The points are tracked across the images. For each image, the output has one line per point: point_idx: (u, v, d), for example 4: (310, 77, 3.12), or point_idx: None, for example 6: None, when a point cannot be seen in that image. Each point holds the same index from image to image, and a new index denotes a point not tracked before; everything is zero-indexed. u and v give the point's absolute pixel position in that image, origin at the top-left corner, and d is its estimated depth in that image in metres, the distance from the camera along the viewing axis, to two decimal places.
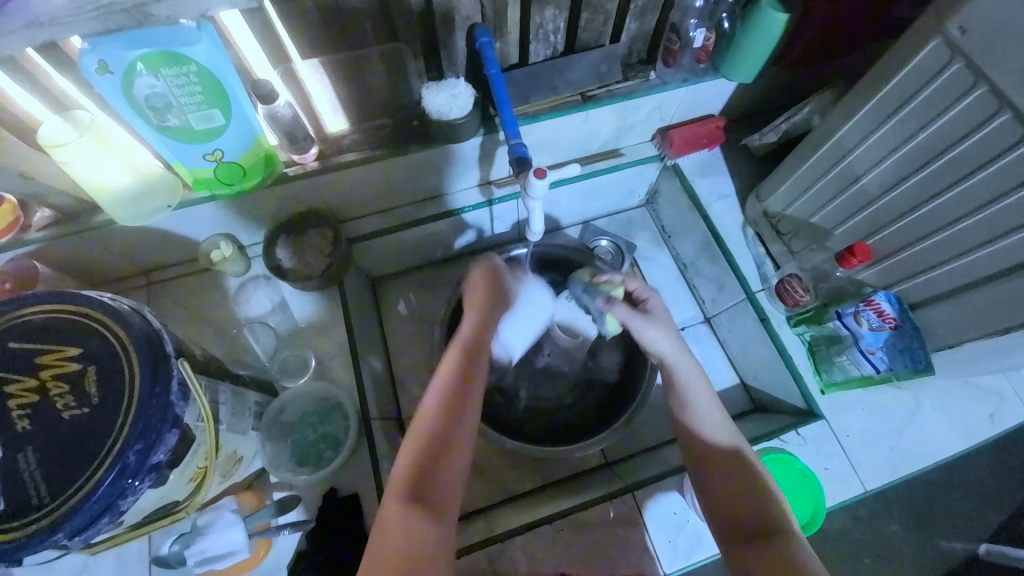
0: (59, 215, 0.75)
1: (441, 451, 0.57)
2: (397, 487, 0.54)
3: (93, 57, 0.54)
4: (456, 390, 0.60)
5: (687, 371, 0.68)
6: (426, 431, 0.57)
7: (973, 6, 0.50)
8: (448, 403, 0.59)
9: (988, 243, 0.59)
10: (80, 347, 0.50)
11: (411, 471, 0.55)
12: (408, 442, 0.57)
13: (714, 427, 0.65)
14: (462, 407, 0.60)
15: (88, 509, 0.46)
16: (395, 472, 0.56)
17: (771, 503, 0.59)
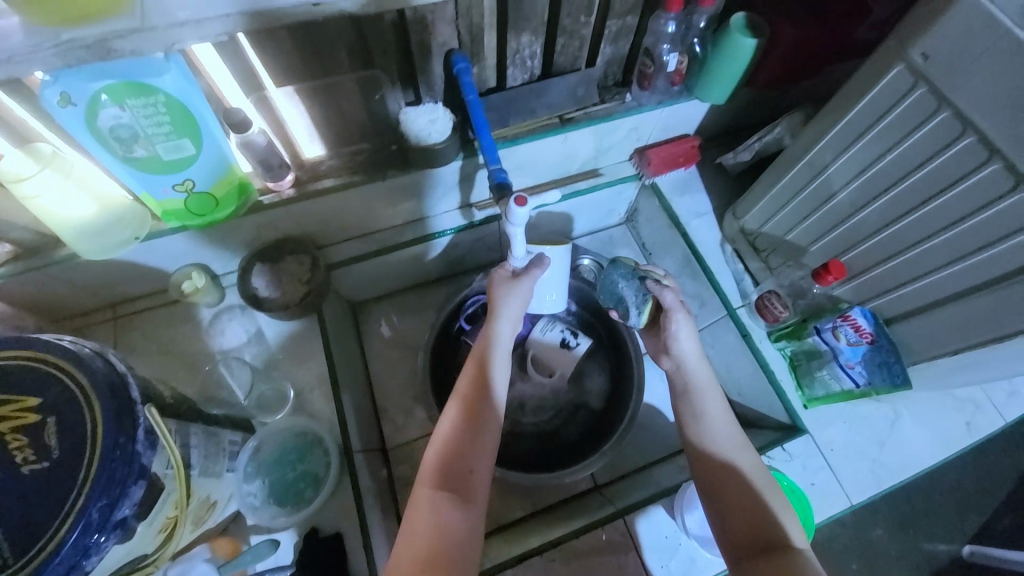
0: (18, 250, 0.71)
1: (460, 479, 0.59)
2: (418, 517, 0.55)
3: (55, 88, 0.52)
4: (471, 420, 0.63)
5: (705, 380, 0.70)
6: (445, 459, 0.60)
7: (934, 34, 0.52)
8: (465, 432, 0.62)
9: (958, 259, 0.61)
10: (39, 397, 0.47)
11: (430, 500, 0.57)
12: (426, 474, 0.60)
13: (722, 440, 0.65)
14: (478, 436, 0.62)
15: (49, 574, 0.42)
16: (414, 504, 0.57)
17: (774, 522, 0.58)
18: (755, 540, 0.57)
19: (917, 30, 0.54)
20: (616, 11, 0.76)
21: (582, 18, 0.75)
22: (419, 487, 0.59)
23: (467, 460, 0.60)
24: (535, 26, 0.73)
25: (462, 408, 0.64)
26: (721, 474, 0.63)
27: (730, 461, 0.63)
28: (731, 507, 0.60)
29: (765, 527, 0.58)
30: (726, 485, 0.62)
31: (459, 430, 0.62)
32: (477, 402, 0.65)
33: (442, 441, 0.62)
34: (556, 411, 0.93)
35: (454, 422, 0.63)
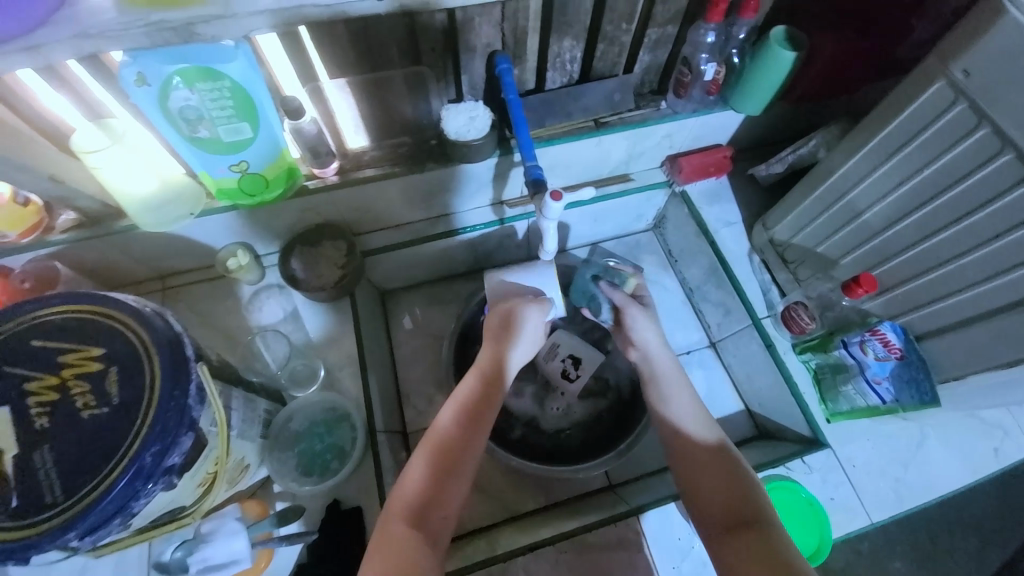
0: (83, 219, 0.76)
1: (457, 463, 0.63)
2: (409, 489, 0.61)
3: (133, 69, 0.57)
4: (475, 409, 0.66)
5: (665, 368, 0.75)
6: (444, 441, 0.64)
7: (977, 51, 0.52)
8: (467, 421, 0.65)
9: (994, 277, 0.61)
10: (103, 348, 0.50)
11: (426, 477, 0.61)
12: (425, 447, 0.64)
13: (699, 429, 0.67)
14: (477, 426, 0.65)
15: (101, 511, 0.45)
16: (408, 473, 0.62)
17: (757, 500, 0.59)
18: (732, 516, 0.58)
19: (959, 46, 0.54)
20: (657, 20, 0.78)
21: (623, 26, 0.77)
22: (416, 457, 0.63)
23: (465, 448, 0.64)
24: (577, 31, 0.76)
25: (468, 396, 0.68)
26: (698, 460, 0.64)
27: (710, 449, 0.65)
28: (704, 492, 0.62)
29: (748, 504, 0.59)
30: (700, 472, 0.63)
31: (461, 416, 0.66)
32: (480, 393, 0.68)
33: (445, 420, 0.66)
34: (572, 409, 0.94)
35: (457, 407, 0.67)
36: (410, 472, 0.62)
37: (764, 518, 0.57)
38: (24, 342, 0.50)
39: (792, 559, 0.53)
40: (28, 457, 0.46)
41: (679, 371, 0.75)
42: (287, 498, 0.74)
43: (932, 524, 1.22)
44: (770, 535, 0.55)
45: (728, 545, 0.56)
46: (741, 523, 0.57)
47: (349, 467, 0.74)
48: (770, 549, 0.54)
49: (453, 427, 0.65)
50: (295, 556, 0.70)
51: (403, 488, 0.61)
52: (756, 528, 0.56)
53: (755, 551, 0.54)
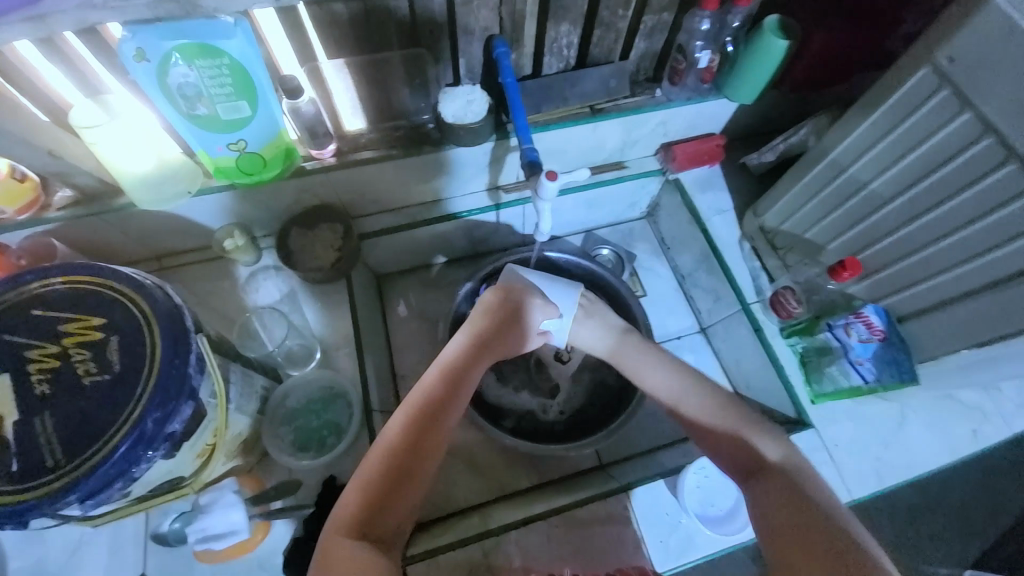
0: (79, 196, 0.76)
1: (431, 440, 0.62)
2: (377, 459, 0.59)
3: (132, 44, 0.57)
4: (460, 378, 0.66)
5: (634, 359, 0.74)
6: (422, 412, 0.62)
7: (961, 38, 0.54)
8: (450, 389, 0.65)
9: (973, 258, 0.63)
10: (104, 318, 0.51)
11: (398, 449, 0.60)
12: (402, 413, 0.62)
13: (702, 408, 0.68)
14: (461, 395, 0.65)
15: (101, 475, 0.46)
16: (380, 440, 0.60)
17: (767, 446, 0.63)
18: (747, 463, 0.63)
19: (945, 34, 0.56)
20: (652, 7, 0.79)
21: (620, 12, 0.78)
22: (392, 422, 0.62)
23: (442, 422, 0.63)
24: (575, 16, 0.77)
25: (455, 362, 0.67)
26: (708, 425, 0.67)
27: (716, 420, 0.67)
28: (721, 451, 0.66)
29: (758, 453, 0.63)
30: (713, 433, 0.66)
31: (446, 386, 0.65)
32: (468, 363, 0.68)
33: (426, 387, 0.64)
34: (565, 392, 0.96)
35: (443, 374, 0.66)
36: (382, 437, 0.61)
37: (775, 461, 0.62)
38: (26, 312, 0.51)
39: (816, 494, 0.58)
40: (30, 422, 0.47)
41: (648, 350, 0.75)
42: (284, 473, 0.75)
43: (914, 511, 1.26)
44: (787, 476, 0.60)
45: (754, 492, 0.61)
46: (759, 468, 0.62)
47: (345, 443, 0.75)
48: (790, 488, 0.59)
49: (434, 397, 0.64)
50: (292, 528, 0.72)
51: (371, 457, 0.60)
52: (772, 471, 0.61)
53: (777, 490, 0.59)
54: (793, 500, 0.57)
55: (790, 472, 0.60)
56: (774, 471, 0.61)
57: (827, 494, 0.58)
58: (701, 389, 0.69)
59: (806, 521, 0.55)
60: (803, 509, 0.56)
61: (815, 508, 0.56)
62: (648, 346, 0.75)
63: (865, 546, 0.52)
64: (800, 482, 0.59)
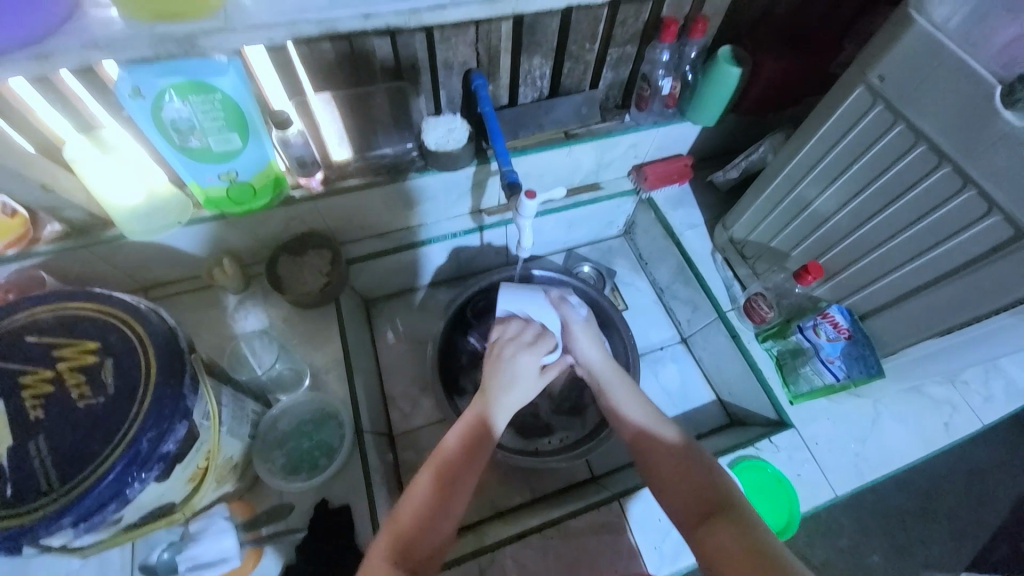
0: (68, 229, 0.78)
1: (457, 488, 0.60)
2: (407, 511, 0.58)
3: (129, 82, 0.59)
4: (480, 425, 0.64)
5: (609, 374, 0.76)
6: (449, 460, 0.62)
7: (887, 60, 0.62)
8: (472, 436, 0.64)
9: (918, 256, 0.69)
10: (99, 341, 0.52)
11: (428, 498, 0.59)
12: (432, 465, 0.62)
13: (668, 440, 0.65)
14: (481, 452, 0.63)
15: (96, 496, 0.47)
16: (410, 492, 0.60)
17: (729, 490, 0.58)
18: (704, 502, 0.58)
19: (875, 57, 0.63)
20: (617, 40, 0.86)
21: (587, 46, 0.85)
22: (423, 474, 0.61)
23: (467, 472, 0.61)
24: (546, 50, 0.83)
25: (475, 412, 0.66)
26: (668, 460, 0.63)
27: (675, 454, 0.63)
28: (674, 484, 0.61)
29: (716, 492, 0.58)
30: (671, 468, 0.62)
31: (467, 436, 0.64)
32: (488, 411, 0.66)
33: (451, 440, 0.64)
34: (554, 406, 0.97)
35: (466, 425, 0.65)
36: (413, 491, 0.60)
37: (734, 498, 0.57)
38: (20, 338, 0.52)
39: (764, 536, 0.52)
40: (23, 447, 0.48)
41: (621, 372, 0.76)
42: (276, 497, 0.75)
43: (904, 516, 1.28)
44: (741, 517, 0.55)
45: (707, 533, 0.55)
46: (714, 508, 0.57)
47: (336, 465, 0.75)
48: (743, 529, 0.53)
49: (459, 446, 0.63)
50: (284, 553, 0.71)
51: (401, 509, 0.59)
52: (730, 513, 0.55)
53: (731, 531, 0.53)
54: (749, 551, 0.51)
55: (744, 513, 0.55)
56: (729, 512, 0.56)
57: (775, 540, 0.52)
58: (669, 426, 0.67)
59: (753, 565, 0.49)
60: (752, 550, 0.51)
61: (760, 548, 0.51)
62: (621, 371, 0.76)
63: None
64: (751, 525, 0.54)
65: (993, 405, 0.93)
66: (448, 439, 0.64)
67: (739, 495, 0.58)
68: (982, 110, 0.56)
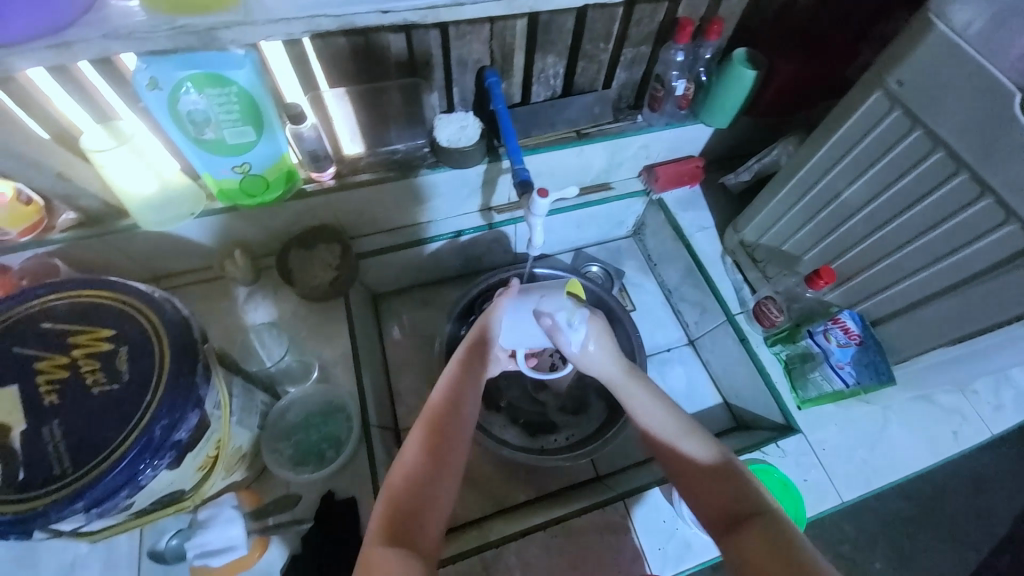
0: (82, 219, 0.79)
1: (450, 446, 0.61)
2: (400, 477, 0.58)
3: (146, 74, 0.60)
4: (464, 382, 0.67)
5: (616, 373, 0.70)
6: (437, 420, 0.63)
7: (906, 65, 0.61)
8: (456, 393, 0.65)
9: (932, 263, 0.68)
10: (114, 329, 0.53)
11: (420, 460, 0.60)
12: (420, 429, 0.62)
13: (697, 451, 0.62)
14: (465, 403, 0.65)
15: (109, 482, 0.47)
16: (401, 458, 0.60)
17: (755, 494, 0.57)
18: (732, 509, 0.57)
19: (893, 61, 0.63)
20: (631, 40, 0.85)
21: (601, 45, 0.84)
22: (411, 439, 0.61)
23: (457, 426, 0.63)
24: (560, 49, 0.83)
25: (456, 371, 0.68)
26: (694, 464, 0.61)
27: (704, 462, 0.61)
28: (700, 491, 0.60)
29: (743, 499, 0.57)
30: (699, 474, 0.61)
31: (451, 394, 0.65)
32: (468, 369, 0.68)
33: (435, 398, 0.65)
34: (560, 406, 0.97)
35: (448, 381, 0.67)
36: (404, 456, 0.60)
37: (766, 507, 0.56)
38: (36, 325, 0.53)
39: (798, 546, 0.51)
40: (38, 431, 0.49)
41: (632, 369, 0.71)
42: (282, 488, 0.75)
43: (908, 524, 1.27)
44: (774, 525, 0.53)
45: (736, 541, 0.54)
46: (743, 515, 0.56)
47: (343, 458, 0.76)
48: (774, 538, 0.52)
49: (446, 403, 0.64)
50: (290, 543, 0.72)
51: (394, 476, 0.59)
52: (755, 517, 0.55)
53: (763, 541, 0.52)
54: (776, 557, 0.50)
55: (777, 521, 0.54)
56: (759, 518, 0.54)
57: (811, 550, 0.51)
58: (699, 432, 0.64)
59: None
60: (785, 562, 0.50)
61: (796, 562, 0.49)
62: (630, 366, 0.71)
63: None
64: (787, 536, 0.52)
65: (1003, 415, 0.92)
66: (431, 397, 0.65)
67: (769, 502, 0.57)
68: (1003, 117, 0.55)
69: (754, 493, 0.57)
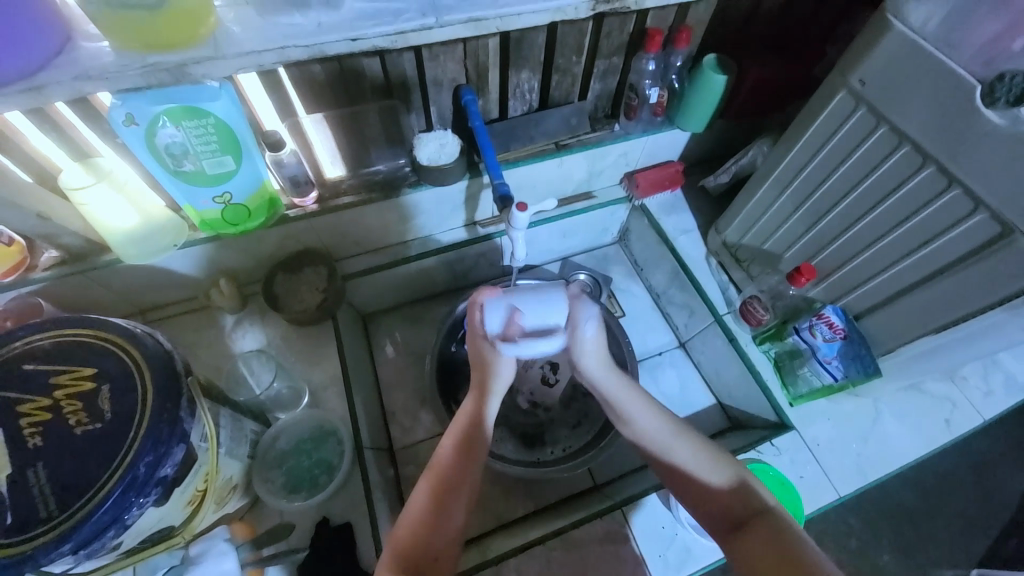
0: (66, 256, 0.78)
1: (458, 496, 0.61)
2: (409, 523, 0.59)
3: (122, 110, 0.60)
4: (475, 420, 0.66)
5: (614, 388, 0.68)
6: (447, 465, 0.63)
7: (867, 65, 0.63)
8: (467, 432, 0.65)
9: (908, 256, 0.69)
10: (96, 367, 0.53)
11: (430, 507, 0.60)
12: (429, 471, 0.63)
13: (691, 457, 0.62)
14: (476, 450, 0.64)
15: (95, 522, 0.47)
16: (411, 500, 0.61)
17: (753, 498, 0.58)
18: (735, 516, 0.57)
19: (855, 61, 0.65)
20: (603, 52, 0.87)
21: (574, 58, 0.86)
22: (421, 481, 0.62)
23: (468, 470, 0.63)
24: (533, 64, 0.84)
25: (468, 406, 0.68)
26: (694, 475, 0.62)
27: (705, 474, 0.61)
28: (704, 503, 0.61)
29: (743, 504, 0.58)
30: (700, 486, 0.61)
31: (463, 431, 0.65)
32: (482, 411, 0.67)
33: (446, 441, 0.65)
34: (552, 415, 0.97)
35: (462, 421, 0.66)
36: (414, 499, 0.61)
37: (764, 510, 0.56)
38: (18, 367, 0.52)
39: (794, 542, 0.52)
40: (22, 475, 0.48)
41: (627, 383, 0.69)
42: (277, 515, 0.75)
43: (911, 513, 1.27)
44: (774, 524, 0.54)
45: (741, 546, 0.54)
46: (744, 521, 0.56)
47: (337, 482, 0.76)
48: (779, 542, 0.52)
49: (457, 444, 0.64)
50: (285, 573, 0.71)
51: (403, 520, 0.59)
52: (757, 522, 0.55)
53: (762, 539, 0.53)
54: (783, 559, 0.50)
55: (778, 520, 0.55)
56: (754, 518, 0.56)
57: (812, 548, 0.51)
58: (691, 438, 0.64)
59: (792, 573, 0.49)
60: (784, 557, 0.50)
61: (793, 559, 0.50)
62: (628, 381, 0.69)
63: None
64: (790, 538, 0.52)
65: (994, 400, 0.93)
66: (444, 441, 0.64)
67: (769, 502, 0.58)
68: (964, 111, 0.56)
69: (752, 496, 0.58)
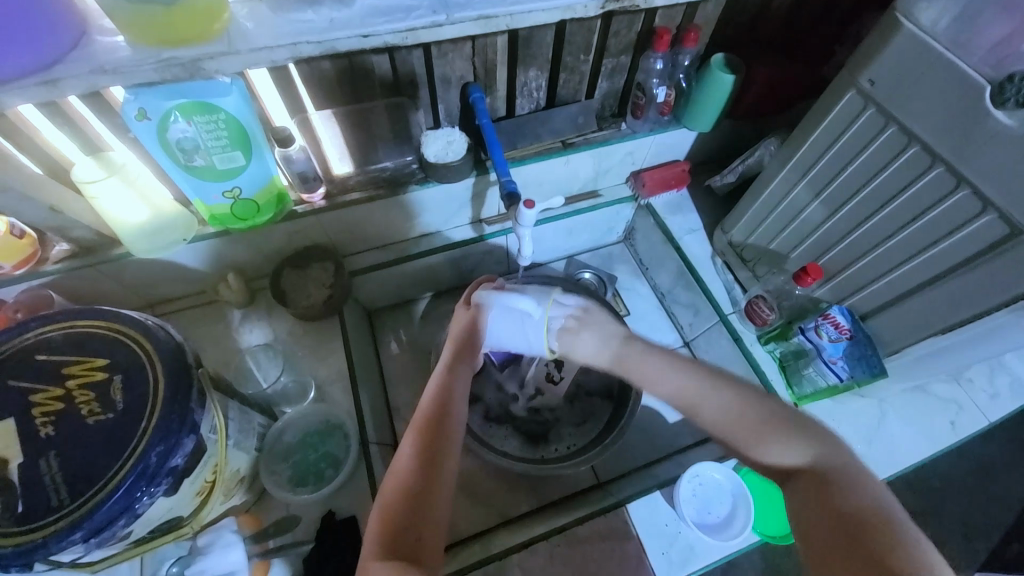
0: (77, 249, 0.79)
1: (440, 459, 0.61)
2: (392, 492, 0.58)
3: (135, 105, 0.61)
4: (450, 384, 0.69)
5: (630, 358, 0.70)
6: (425, 429, 0.63)
7: (876, 65, 0.63)
8: (444, 398, 0.67)
9: (916, 256, 0.69)
10: (108, 358, 0.53)
11: (412, 474, 0.60)
12: (408, 441, 0.63)
13: (722, 411, 0.61)
14: (451, 410, 0.66)
15: (107, 510, 0.47)
16: (392, 469, 0.61)
17: (798, 451, 0.56)
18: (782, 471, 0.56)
19: (864, 61, 0.65)
20: (611, 51, 0.87)
21: (582, 57, 0.86)
22: (401, 451, 0.62)
23: (445, 431, 0.63)
24: (541, 62, 0.85)
25: (442, 376, 0.70)
26: (732, 426, 0.60)
27: (745, 428, 0.59)
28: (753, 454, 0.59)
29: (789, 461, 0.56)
30: (744, 441, 0.59)
31: (437, 401, 0.66)
32: (453, 377, 0.70)
33: (423, 408, 0.66)
34: (556, 413, 0.97)
35: (435, 387, 0.68)
36: (394, 468, 0.61)
37: (814, 464, 0.55)
38: (31, 357, 0.53)
39: (850, 499, 0.50)
40: (35, 464, 0.49)
41: (642, 350, 0.69)
42: (283, 508, 0.76)
43: (914, 516, 1.27)
44: (820, 481, 0.53)
45: (792, 499, 0.54)
46: (793, 473, 0.55)
47: (343, 476, 0.76)
48: (826, 496, 0.51)
49: (434, 409, 0.65)
50: (291, 565, 0.72)
51: (387, 492, 0.59)
52: (804, 478, 0.54)
53: (814, 499, 0.52)
54: (830, 514, 0.50)
55: (829, 476, 0.53)
56: (804, 477, 0.54)
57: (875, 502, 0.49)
58: (717, 393, 0.62)
59: (845, 532, 0.48)
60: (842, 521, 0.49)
61: (852, 512, 0.49)
62: (640, 349, 0.69)
63: (918, 552, 0.45)
64: (845, 495, 0.51)
65: (999, 403, 0.92)
66: (420, 409, 0.66)
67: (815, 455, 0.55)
68: (974, 111, 0.56)
69: (796, 449, 0.56)
